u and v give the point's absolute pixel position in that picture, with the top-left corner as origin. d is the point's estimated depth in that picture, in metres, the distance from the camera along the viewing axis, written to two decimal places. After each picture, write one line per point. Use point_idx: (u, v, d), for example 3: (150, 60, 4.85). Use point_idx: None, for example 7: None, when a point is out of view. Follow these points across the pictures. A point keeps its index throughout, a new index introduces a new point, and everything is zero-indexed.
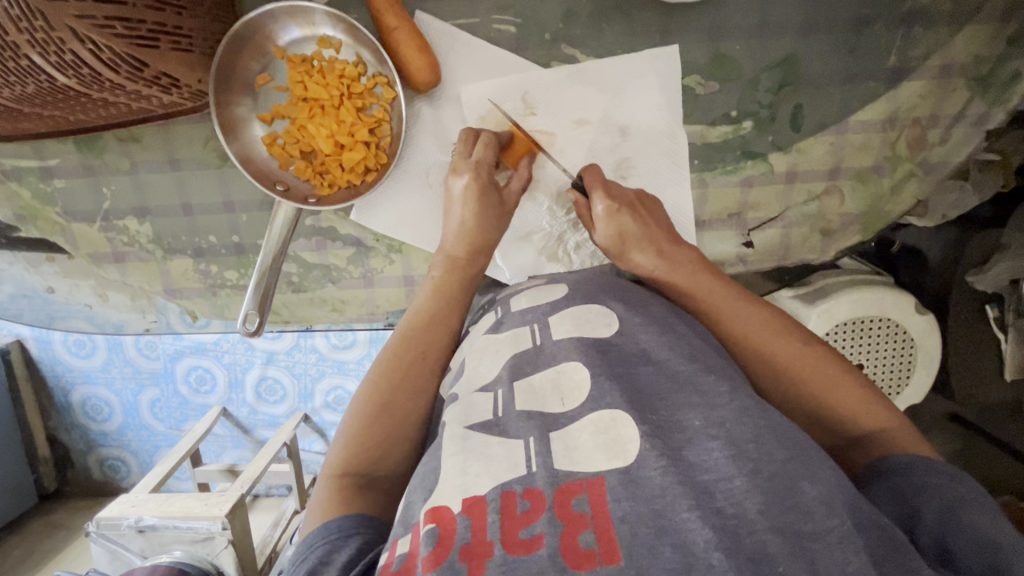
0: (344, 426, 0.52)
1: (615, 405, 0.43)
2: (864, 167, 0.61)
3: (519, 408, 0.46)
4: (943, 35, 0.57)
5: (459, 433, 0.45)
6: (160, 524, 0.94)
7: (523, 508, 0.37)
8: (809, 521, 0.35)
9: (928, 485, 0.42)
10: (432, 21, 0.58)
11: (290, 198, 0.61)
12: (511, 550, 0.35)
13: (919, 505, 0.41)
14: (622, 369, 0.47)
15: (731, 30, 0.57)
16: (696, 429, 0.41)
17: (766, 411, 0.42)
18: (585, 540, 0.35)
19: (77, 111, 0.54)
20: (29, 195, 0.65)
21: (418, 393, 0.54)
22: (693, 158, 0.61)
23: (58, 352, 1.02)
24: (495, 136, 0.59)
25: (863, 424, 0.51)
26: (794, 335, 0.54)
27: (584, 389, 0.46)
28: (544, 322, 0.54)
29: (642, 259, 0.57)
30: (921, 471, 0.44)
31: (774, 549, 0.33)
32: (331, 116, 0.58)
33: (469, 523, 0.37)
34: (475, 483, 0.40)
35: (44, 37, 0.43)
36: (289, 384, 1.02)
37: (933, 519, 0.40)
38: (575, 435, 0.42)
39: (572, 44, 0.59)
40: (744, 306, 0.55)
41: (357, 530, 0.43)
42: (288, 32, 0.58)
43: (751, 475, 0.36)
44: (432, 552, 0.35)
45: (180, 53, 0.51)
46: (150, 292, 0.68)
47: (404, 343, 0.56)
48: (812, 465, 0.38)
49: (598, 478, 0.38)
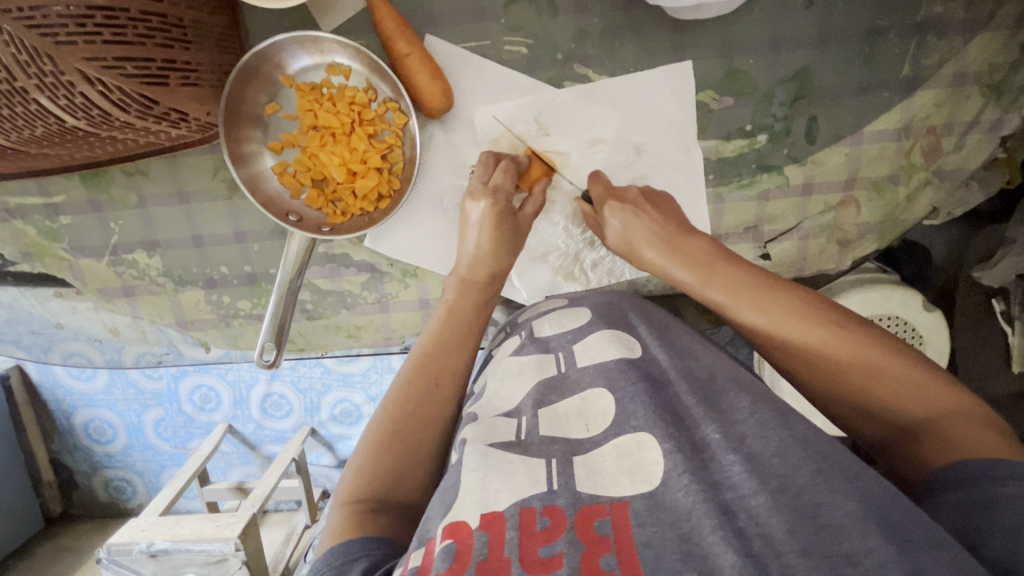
0: (357, 455, 0.50)
1: (640, 428, 0.43)
2: (879, 176, 0.61)
3: (542, 434, 0.45)
4: (957, 43, 0.57)
5: (481, 450, 0.44)
6: (172, 548, 0.93)
7: (542, 525, 0.37)
8: (846, 539, 0.32)
9: (1002, 496, 0.35)
10: (442, 44, 0.57)
11: (302, 228, 0.59)
12: (530, 568, 0.34)
13: (989, 526, 0.35)
14: (648, 390, 0.46)
15: (745, 45, 0.57)
16: (716, 444, 0.41)
17: (790, 423, 0.41)
18: (607, 562, 0.34)
19: (85, 148, 0.53)
20: (34, 232, 0.64)
21: (432, 421, 0.52)
22: (708, 173, 0.61)
23: (58, 375, 1.00)
24: (515, 162, 0.59)
25: (913, 410, 0.44)
26: (821, 313, 0.49)
27: (609, 414, 0.46)
28: (569, 351, 0.54)
29: (653, 255, 0.56)
30: (994, 480, 0.37)
31: (801, 570, 0.31)
32: (343, 143, 0.57)
33: (486, 539, 0.36)
34: (494, 499, 0.39)
35: (53, 81, 0.42)
36: (295, 399, 1.00)
37: (1001, 541, 0.33)
38: (598, 459, 0.42)
39: (585, 63, 0.58)
40: (761, 290, 0.51)
41: (362, 552, 0.41)
42: (298, 61, 0.57)
43: (775, 493, 0.36)
44: (449, 568, 0.34)
45: (189, 88, 0.50)
46: (159, 324, 0.68)
47: (419, 368, 0.54)
48: (843, 476, 0.37)
49: (623, 502, 0.38)
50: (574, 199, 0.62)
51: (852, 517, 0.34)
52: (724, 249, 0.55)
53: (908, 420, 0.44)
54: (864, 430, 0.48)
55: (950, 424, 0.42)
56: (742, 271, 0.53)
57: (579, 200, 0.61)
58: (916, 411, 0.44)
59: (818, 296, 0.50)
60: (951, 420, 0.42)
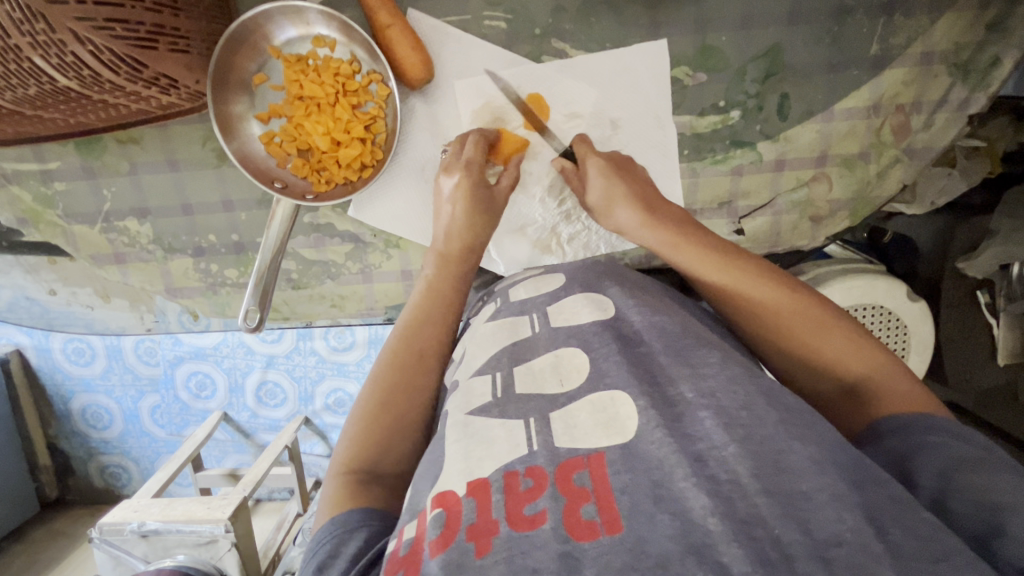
0: (347, 427, 0.52)
1: (615, 387, 0.44)
2: (850, 153, 0.62)
3: (518, 392, 0.47)
4: (924, 22, 0.58)
5: (460, 421, 0.45)
6: (163, 528, 0.94)
7: (525, 486, 0.38)
8: (802, 480, 0.35)
9: (929, 444, 0.41)
10: (423, 18, 0.59)
11: (288, 195, 0.62)
12: (517, 527, 0.35)
13: (919, 465, 0.39)
14: (620, 348, 0.48)
15: (717, 22, 0.59)
16: (690, 401, 0.42)
17: (755, 376, 0.43)
18: (586, 512, 0.35)
19: (78, 113, 0.55)
20: (30, 199, 0.66)
21: (418, 392, 0.53)
22: (682, 148, 0.63)
23: (58, 360, 1.01)
24: (483, 135, 0.61)
25: (856, 369, 0.48)
26: (779, 280, 0.51)
27: (584, 370, 0.48)
28: (543, 312, 0.56)
29: (626, 216, 0.57)
30: (924, 430, 0.42)
31: (767, 511, 0.33)
32: (327, 113, 0.59)
33: (474, 505, 0.37)
34: (479, 465, 0.40)
35: (45, 39, 0.44)
36: (289, 388, 1.01)
37: (930, 475, 0.38)
38: (573, 414, 0.43)
39: (562, 39, 0.60)
40: (725, 258, 0.53)
41: (363, 523, 0.43)
42: (284, 32, 0.59)
43: (743, 442, 0.37)
44: (439, 536, 0.36)
45: (178, 55, 0.52)
46: (150, 292, 0.70)
47: (403, 344, 0.56)
48: (804, 425, 0.39)
49: (599, 453, 0.39)
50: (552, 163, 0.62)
51: (811, 461, 0.36)
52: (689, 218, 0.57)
53: (850, 378, 0.48)
54: (810, 390, 0.50)
55: (886, 381, 0.47)
56: (706, 241, 0.54)
57: (559, 159, 0.62)
58: (859, 370, 0.48)
59: (774, 265, 0.53)
60: (888, 377, 0.47)
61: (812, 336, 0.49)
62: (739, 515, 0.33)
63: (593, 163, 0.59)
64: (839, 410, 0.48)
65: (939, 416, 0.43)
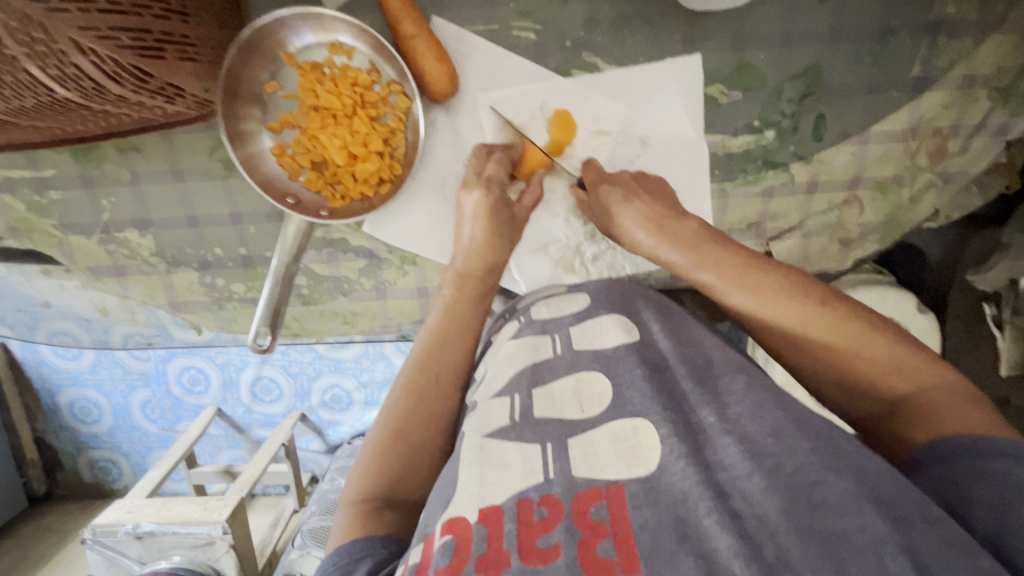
0: (361, 458, 0.50)
1: (638, 413, 0.42)
2: (885, 176, 0.61)
3: (536, 415, 0.45)
4: (968, 44, 0.56)
5: (476, 443, 0.43)
6: (158, 530, 0.92)
7: (539, 516, 0.36)
8: (837, 518, 0.32)
9: (990, 472, 0.36)
10: (448, 26, 0.56)
11: (301, 211, 0.58)
12: (529, 560, 0.33)
13: (971, 497, 0.36)
14: (645, 373, 0.45)
15: (756, 39, 0.56)
16: (711, 426, 0.41)
17: (782, 401, 0.41)
18: (604, 549, 0.33)
19: (74, 121, 0.51)
20: (22, 207, 0.62)
21: (433, 422, 0.51)
22: (713, 168, 0.60)
23: (44, 354, 0.96)
24: (507, 152, 0.59)
25: (895, 386, 0.45)
26: (810, 293, 0.49)
27: (605, 397, 0.45)
28: (566, 334, 0.53)
29: (643, 238, 0.56)
30: (978, 454, 0.38)
31: (798, 555, 0.31)
32: (344, 125, 0.56)
33: (486, 533, 0.36)
34: (492, 492, 0.38)
35: (44, 50, 0.40)
36: (285, 383, 0.97)
37: (986, 511, 0.34)
38: (593, 441, 0.41)
39: (594, 51, 0.57)
40: (754, 272, 0.51)
41: (366, 552, 0.41)
42: (301, 38, 0.56)
43: (769, 474, 0.36)
44: (448, 564, 0.34)
45: (187, 63, 0.49)
46: (149, 305, 0.66)
47: (419, 368, 0.53)
48: (839, 456, 0.36)
49: (618, 485, 0.37)
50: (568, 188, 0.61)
51: (845, 495, 0.33)
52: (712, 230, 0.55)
53: (888, 397, 0.46)
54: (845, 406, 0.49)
55: (930, 400, 0.44)
56: (734, 253, 0.52)
57: (575, 188, 0.61)
58: (898, 388, 0.45)
59: (805, 278, 0.51)
60: (932, 395, 0.44)
61: (849, 354, 0.47)
62: (766, 561, 0.31)
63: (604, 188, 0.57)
64: (877, 429, 0.46)
65: (997, 438, 0.38)
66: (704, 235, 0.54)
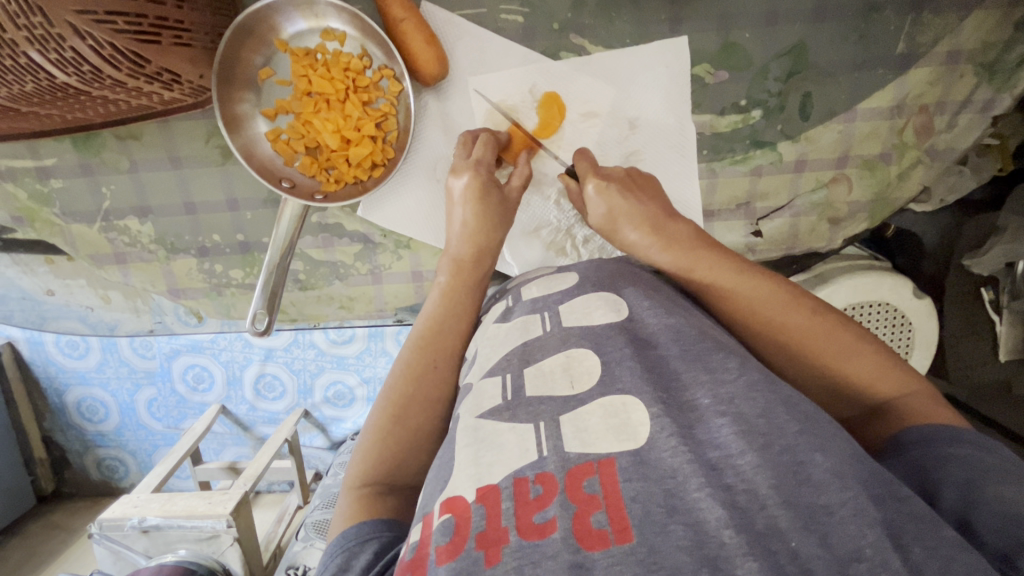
0: (362, 442, 0.51)
1: (627, 391, 0.43)
2: (872, 155, 0.61)
3: (529, 394, 0.45)
4: (952, 20, 0.57)
5: (471, 425, 0.44)
6: (164, 524, 0.92)
7: (535, 493, 0.36)
8: (822, 493, 0.34)
9: (955, 455, 0.40)
10: (437, 11, 0.57)
11: (296, 195, 0.59)
12: (526, 536, 0.34)
13: (939, 479, 0.38)
14: (634, 352, 0.46)
15: (741, 18, 0.57)
16: (706, 407, 0.40)
17: (774, 383, 0.41)
18: (597, 520, 0.34)
19: (75, 109, 0.53)
20: (25, 196, 0.64)
21: (431, 405, 0.52)
22: (702, 148, 0.61)
23: (50, 352, 0.98)
24: (495, 136, 0.59)
25: (880, 390, 0.48)
26: (807, 303, 0.50)
27: (595, 373, 0.45)
28: (555, 312, 0.53)
29: (636, 236, 0.55)
30: (948, 442, 0.41)
31: (786, 523, 0.32)
32: (337, 109, 0.57)
33: (483, 511, 0.36)
34: (489, 472, 0.39)
35: (43, 34, 0.42)
36: (288, 380, 0.98)
37: (953, 489, 0.37)
38: (584, 417, 0.41)
39: (581, 33, 0.58)
40: (751, 280, 0.51)
41: (373, 535, 0.43)
42: (293, 24, 0.57)
43: (761, 450, 0.36)
44: (449, 543, 0.35)
45: (182, 48, 0.50)
46: (150, 292, 0.68)
47: (419, 354, 0.54)
48: (826, 435, 0.37)
49: (610, 459, 0.37)
50: (558, 175, 0.62)
51: (831, 472, 0.34)
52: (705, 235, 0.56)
53: (872, 400, 0.48)
54: (831, 408, 0.50)
55: (911, 403, 0.46)
56: (729, 260, 0.53)
57: (564, 175, 0.61)
58: (883, 391, 0.47)
59: (798, 286, 0.51)
60: (912, 399, 0.47)
61: (836, 358, 0.48)
62: (756, 529, 0.32)
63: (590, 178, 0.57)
64: (859, 429, 0.48)
65: (960, 429, 0.42)
66: (701, 239, 0.54)
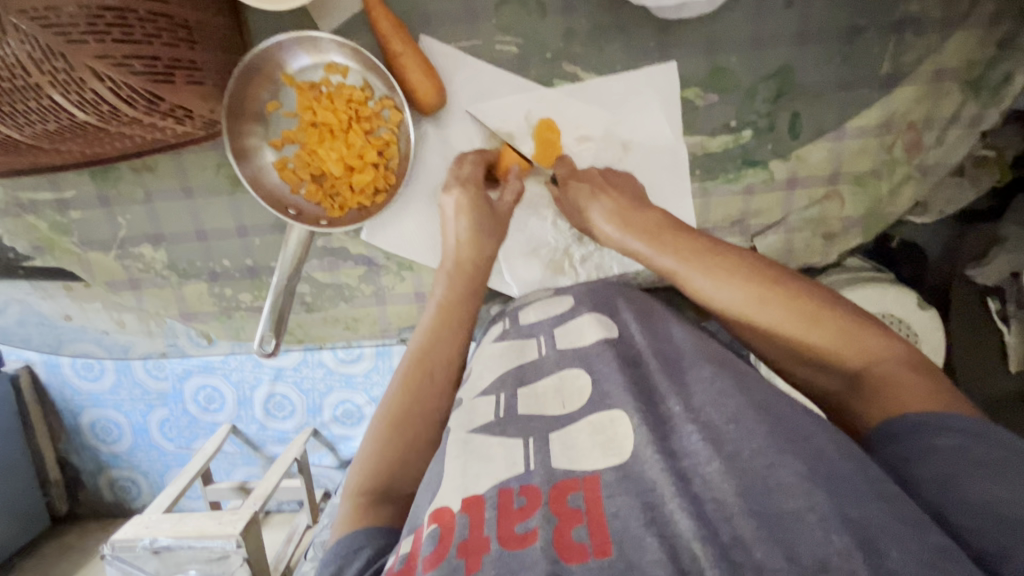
0: (361, 452, 0.52)
1: (615, 406, 0.43)
2: (863, 171, 0.62)
3: (520, 411, 0.46)
4: (935, 40, 0.58)
5: (462, 438, 0.45)
6: (175, 544, 0.94)
7: (519, 504, 0.37)
8: (788, 498, 0.34)
9: (938, 447, 0.39)
10: (435, 44, 0.60)
11: (302, 221, 0.62)
12: (508, 545, 0.35)
13: (915, 474, 0.39)
14: (625, 368, 0.47)
15: (727, 44, 0.59)
16: (677, 415, 0.42)
17: (746, 388, 0.42)
18: (578, 534, 0.35)
19: (94, 144, 0.55)
20: (45, 227, 0.67)
21: (429, 415, 0.53)
22: (694, 169, 0.63)
23: (66, 375, 1.01)
24: (483, 153, 0.62)
25: (852, 359, 0.47)
26: (771, 279, 0.51)
27: (585, 392, 0.46)
28: (550, 335, 0.55)
29: (609, 229, 0.57)
30: (933, 431, 0.40)
31: (748, 534, 0.32)
32: (340, 139, 0.60)
33: (468, 521, 0.37)
34: (475, 482, 0.40)
35: (65, 78, 0.44)
36: (298, 400, 0.99)
37: (930, 486, 0.38)
38: (572, 435, 0.42)
39: (574, 62, 0.60)
40: (715, 259, 0.52)
41: (367, 541, 0.44)
42: (298, 60, 0.60)
43: (728, 459, 0.37)
44: (433, 551, 0.36)
45: (194, 86, 0.52)
46: (163, 317, 0.70)
47: (415, 362, 0.56)
48: (811, 446, 0.37)
49: (594, 475, 0.39)
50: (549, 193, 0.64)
51: (798, 476, 0.35)
52: (675, 218, 0.57)
53: (845, 369, 0.48)
54: (812, 378, 0.51)
55: (884, 371, 0.46)
56: (693, 241, 0.54)
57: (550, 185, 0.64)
58: (854, 360, 0.47)
59: (761, 261, 0.52)
60: (886, 365, 0.46)
61: (806, 332, 0.48)
62: (720, 541, 0.32)
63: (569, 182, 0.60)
64: (841, 400, 0.48)
65: (945, 412, 0.41)
66: (665, 225, 0.55)
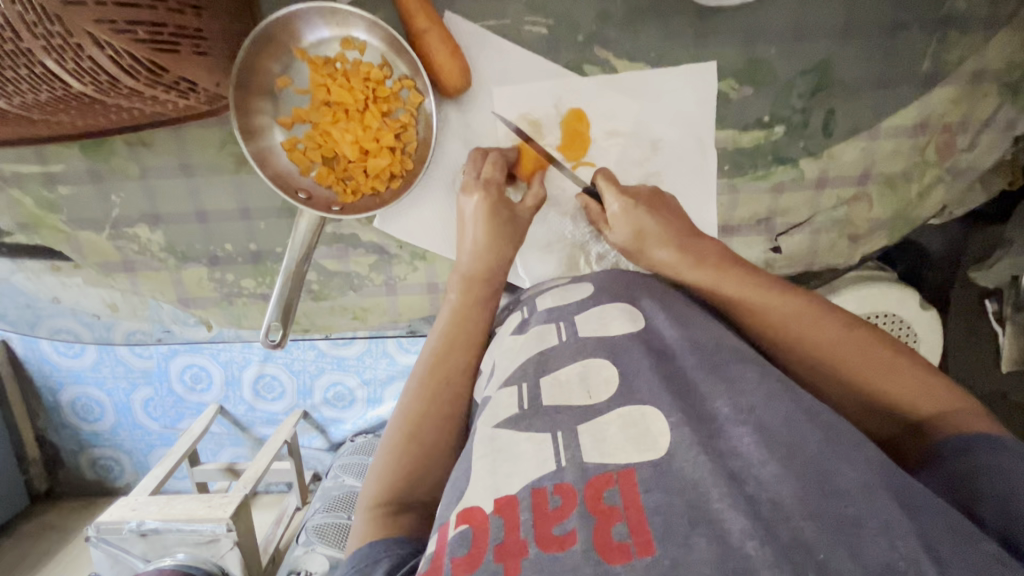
0: (377, 462, 0.51)
1: (646, 401, 0.40)
2: (893, 172, 0.61)
3: (546, 404, 0.42)
4: (978, 40, 0.57)
5: (487, 435, 0.41)
6: (163, 527, 0.88)
7: (554, 504, 0.34)
8: (847, 503, 0.31)
9: (991, 466, 0.38)
10: (460, 21, 0.56)
11: (312, 206, 0.58)
12: (545, 547, 0.32)
13: (978, 490, 0.37)
14: (653, 364, 0.43)
15: (767, 34, 0.56)
16: (724, 418, 0.38)
17: (794, 391, 0.39)
18: (618, 532, 0.32)
19: (88, 116, 0.51)
20: (31, 202, 0.62)
21: (447, 421, 0.52)
22: (724, 164, 0.61)
23: (46, 351, 0.93)
24: (503, 154, 0.58)
25: (916, 404, 0.45)
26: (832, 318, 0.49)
27: (612, 384, 0.42)
28: (571, 321, 0.50)
29: (664, 255, 0.55)
30: (984, 452, 0.39)
31: (813, 536, 0.30)
32: (356, 120, 0.56)
33: (503, 523, 0.34)
34: (507, 483, 0.37)
35: (61, 43, 0.40)
36: (288, 381, 0.94)
37: (993, 503, 0.36)
38: (602, 427, 0.39)
39: (606, 46, 0.57)
40: (779, 294, 0.50)
41: (387, 553, 0.42)
42: (314, 32, 0.56)
43: (784, 460, 0.34)
44: (466, 556, 0.33)
45: (199, 57, 0.48)
46: (157, 300, 0.66)
47: (431, 372, 0.54)
48: (847, 446, 0.35)
49: (629, 470, 0.35)
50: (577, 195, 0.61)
51: (859, 483, 0.32)
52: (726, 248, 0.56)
53: (910, 415, 0.45)
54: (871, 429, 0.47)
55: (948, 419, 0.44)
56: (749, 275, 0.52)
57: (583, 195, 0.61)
58: (915, 403, 0.45)
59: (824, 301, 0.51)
60: (959, 417, 0.44)
61: (870, 372, 0.47)
62: (782, 543, 0.30)
63: (615, 197, 0.57)
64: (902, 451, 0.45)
65: (1000, 438, 0.40)
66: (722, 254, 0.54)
